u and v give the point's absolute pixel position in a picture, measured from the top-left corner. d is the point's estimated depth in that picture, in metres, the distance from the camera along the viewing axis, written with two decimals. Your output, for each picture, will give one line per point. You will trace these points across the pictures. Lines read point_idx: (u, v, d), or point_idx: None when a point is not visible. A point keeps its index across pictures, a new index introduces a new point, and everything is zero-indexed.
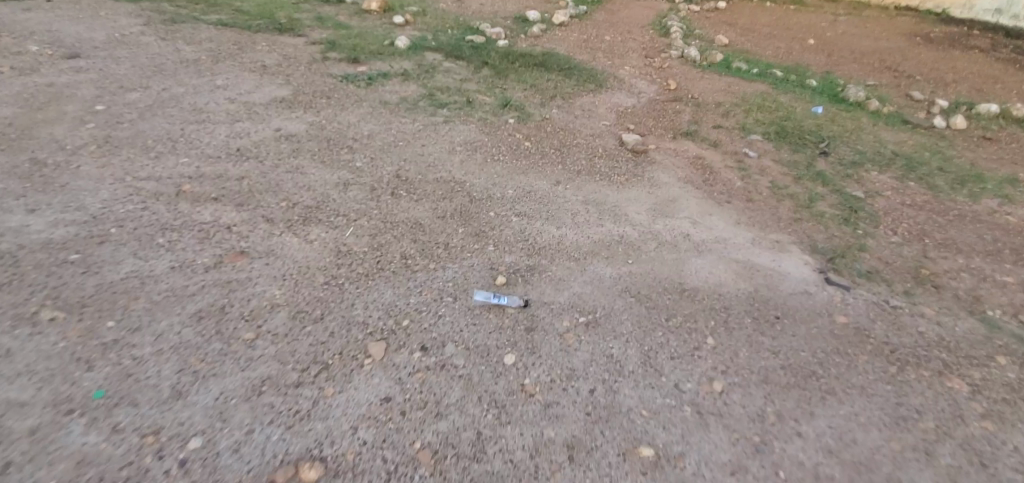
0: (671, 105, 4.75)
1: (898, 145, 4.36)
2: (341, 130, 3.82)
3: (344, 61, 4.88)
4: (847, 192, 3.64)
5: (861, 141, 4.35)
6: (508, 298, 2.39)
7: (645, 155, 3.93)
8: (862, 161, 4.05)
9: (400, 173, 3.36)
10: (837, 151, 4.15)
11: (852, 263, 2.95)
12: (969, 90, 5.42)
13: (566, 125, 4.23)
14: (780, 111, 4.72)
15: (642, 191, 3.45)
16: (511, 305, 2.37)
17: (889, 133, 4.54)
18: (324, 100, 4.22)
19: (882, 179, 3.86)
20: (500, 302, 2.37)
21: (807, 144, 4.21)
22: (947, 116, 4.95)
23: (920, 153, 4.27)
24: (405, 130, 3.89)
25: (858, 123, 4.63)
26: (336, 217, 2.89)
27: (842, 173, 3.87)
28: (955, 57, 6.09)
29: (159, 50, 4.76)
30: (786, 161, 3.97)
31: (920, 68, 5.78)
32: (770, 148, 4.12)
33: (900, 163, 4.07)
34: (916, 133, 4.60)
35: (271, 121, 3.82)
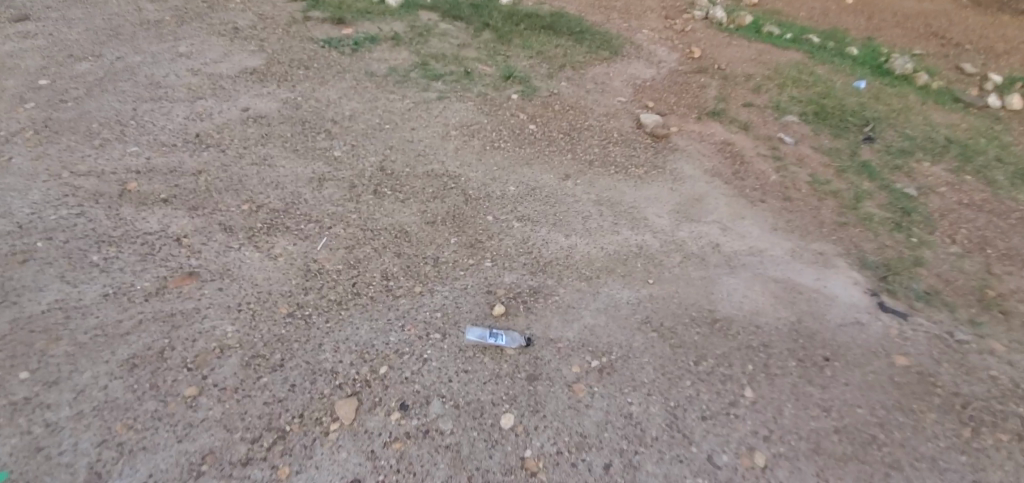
0: (695, 77, 4.20)
1: (952, 129, 3.84)
2: (319, 108, 3.32)
3: (326, 22, 4.30)
4: (898, 188, 3.17)
5: (910, 123, 3.83)
6: (508, 337, 2.01)
7: (666, 140, 3.43)
8: (912, 149, 3.55)
9: (384, 164, 2.90)
10: (884, 136, 3.65)
11: (909, 281, 2.52)
12: None
13: (576, 103, 3.71)
14: (819, 84, 4.16)
15: (663, 186, 3.00)
16: (510, 345, 1.99)
17: (941, 114, 4.01)
18: (301, 71, 3.69)
19: (935, 171, 3.38)
20: (498, 342, 1.99)
21: (849, 128, 3.70)
22: (1002, 93, 4.38)
23: (976, 139, 3.76)
24: (393, 109, 3.39)
25: (906, 101, 4.08)
26: (306, 222, 2.47)
27: (890, 164, 3.38)
28: (1010, 21, 5.41)
29: (117, 10, 4.19)
30: (827, 148, 3.48)
31: (970, 34, 5.15)
32: (809, 133, 3.62)
33: (954, 152, 3.57)
34: (969, 115, 4.07)
35: (238, 98, 3.32)
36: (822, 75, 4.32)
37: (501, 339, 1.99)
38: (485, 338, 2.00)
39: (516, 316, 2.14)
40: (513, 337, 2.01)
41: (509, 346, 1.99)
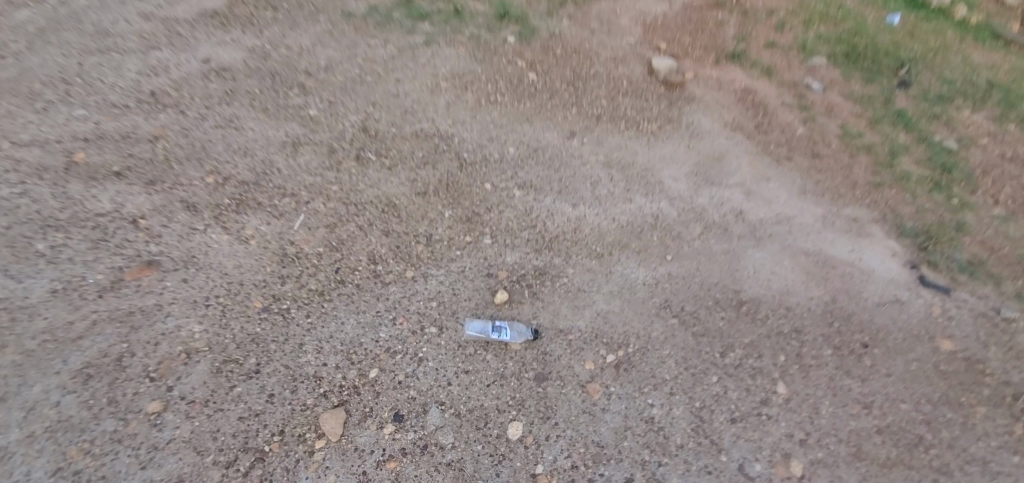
0: (710, 9, 3.66)
1: (994, 70, 3.47)
2: (289, 56, 2.91)
3: None
4: (937, 140, 2.86)
5: (948, 64, 3.45)
6: (514, 330, 1.78)
7: (682, 87, 3.06)
8: (951, 95, 3.20)
9: (366, 124, 2.56)
10: (921, 79, 3.28)
11: (950, 251, 2.29)
12: None
13: (579, 46, 3.26)
14: (849, 20, 3.70)
15: (678, 145, 2.68)
16: (516, 340, 1.77)
17: (982, 51, 3.61)
18: (268, 11, 3.22)
19: (976, 120, 3.06)
20: (502, 337, 1.76)
21: (881, 71, 3.33)
22: None
23: (1020, 80, 3.40)
24: (373, 55, 2.98)
25: (944, 38, 3.66)
26: (280, 197, 2.18)
27: (927, 113, 3.06)
28: None
29: None
30: (860, 95, 3.12)
31: None
32: (838, 78, 3.25)
33: (997, 98, 3.23)
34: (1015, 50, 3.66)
35: (197, 48, 2.91)
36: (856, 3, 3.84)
37: (506, 334, 1.76)
38: (487, 332, 1.77)
39: (520, 304, 1.90)
40: (519, 331, 1.78)
41: (514, 341, 1.77)
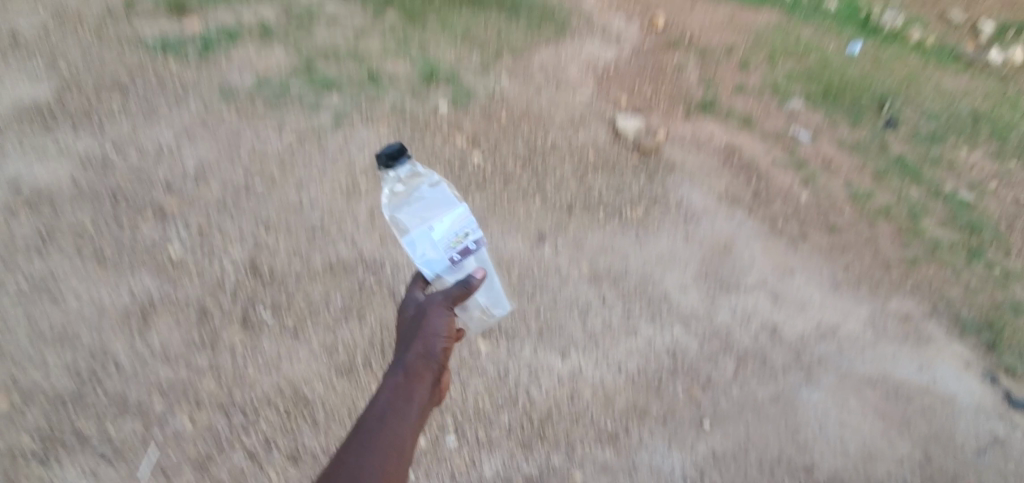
0: (666, 55, 2.99)
1: (971, 101, 2.82)
2: (143, 161, 2.07)
3: (156, 11, 2.99)
4: (951, 193, 2.26)
5: (922, 94, 2.81)
6: (421, 256, 1.08)
7: (658, 154, 2.36)
8: (941, 133, 2.57)
9: (257, 260, 1.80)
10: (905, 116, 2.64)
11: (1015, 342, 1.79)
12: None
13: (526, 109, 2.54)
14: (812, 53, 3.02)
15: (675, 236, 2.01)
16: (451, 218, 1.07)
17: (948, 78, 2.96)
18: (115, 99, 2.38)
19: (974, 163, 2.44)
20: (451, 260, 1.08)
21: (864, 110, 2.66)
22: (1004, 44, 3.30)
23: (1000, 106, 2.82)
24: (270, 123, 2.31)
25: (906, 64, 3.01)
26: (92, 424, 1.50)
27: (930, 139, 2.53)
28: None
29: None
30: (850, 109, 2.66)
31: None
32: (823, 124, 2.57)
33: (985, 133, 2.61)
34: (974, 77, 3.01)
35: (21, 173, 2.02)
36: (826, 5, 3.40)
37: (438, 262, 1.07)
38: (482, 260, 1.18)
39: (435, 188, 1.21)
40: (416, 238, 1.07)
41: (459, 213, 1.08)
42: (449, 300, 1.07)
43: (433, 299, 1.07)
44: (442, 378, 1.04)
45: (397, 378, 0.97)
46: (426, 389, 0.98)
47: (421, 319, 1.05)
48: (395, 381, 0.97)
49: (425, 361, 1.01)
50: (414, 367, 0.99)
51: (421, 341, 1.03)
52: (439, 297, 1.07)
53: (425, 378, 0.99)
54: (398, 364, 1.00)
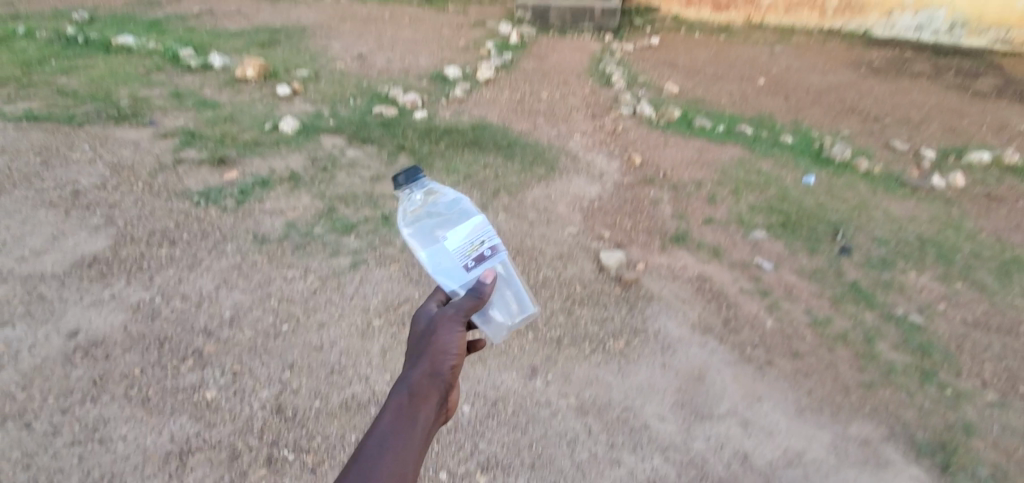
0: (643, 190, 3.40)
1: (917, 223, 3.13)
2: (184, 309, 2.37)
3: (202, 164, 3.47)
4: (902, 316, 2.49)
5: (873, 220, 3.15)
6: (441, 266, 1.31)
7: (637, 284, 2.65)
8: (892, 257, 2.87)
9: (282, 402, 2.05)
10: (857, 243, 2.96)
11: (966, 463, 1.97)
12: (944, 130, 4.18)
13: (521, 245, 2.87)
14: (772, 185, 3.43)
15: (654, 365, 2.26)
16: (467, 229, 1.29)
17: (896, 203, 3.31)
18: (164, 248, 2.72)
19: (924, 284, 2.69)
20: (467, 267, 1.28)
21: (821, 238, 3.00)
22: (943, 170, 3.67)
23: (945, 230, 3.07)
24: (297, 268, 2.64)
25: (857, 192, 3.40)
26: None
27: (881, 264, 2.81)
28: (904, 86, 4.97)
29: None
30: (808, 238, 2.99)
31: (881, 103, 4.58)
32: (784, 252, 2.90)
33: (932, 254, 2.88)
34: (919, 200, 3.35)
35: (79, 321, 2.31)
36: (783, 142, 3.91)
37: (453, 268, 1.28)
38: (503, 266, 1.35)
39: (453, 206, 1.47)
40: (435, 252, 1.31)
41: (473, 223, 1.30)
42: (460, 317, 1.26)
43: (447, 313, 1.26)
44: (446, 396, 1.19)
45: (406, 396, 1.14)
46: (430, 407, 1.14)
47: (432, 339, 1.23)
48: (404, 398, 1.13)
49: (432, 381, 1.18)
50: (421, 386, 1.16)
51: (430, 362, 1.20)
52: (452, 314, 1.25)
53: (431, 398, 1.15)
54: (409, 382, 1.17)
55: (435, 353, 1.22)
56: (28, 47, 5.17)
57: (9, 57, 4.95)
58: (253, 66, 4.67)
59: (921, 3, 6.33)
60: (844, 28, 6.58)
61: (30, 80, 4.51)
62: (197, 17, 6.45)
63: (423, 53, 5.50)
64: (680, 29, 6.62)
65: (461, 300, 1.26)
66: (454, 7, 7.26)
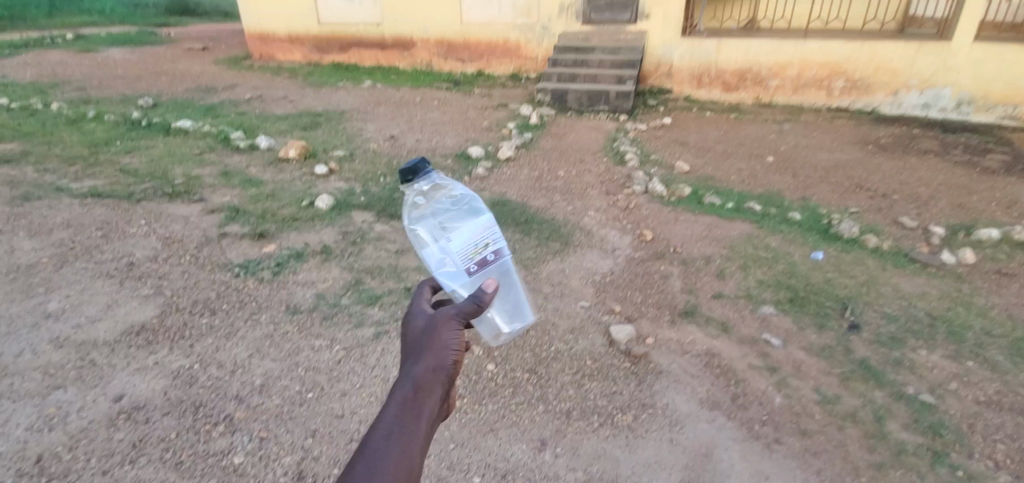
0: (653, 265, 3.54)
1: (926, 299, 3.17)
2: (219, 376, 2.55)
3: (244, 238, 3.77)
4: (913, 395, 2.50)
5: (882, 296, 3.20)
6: (442, 267, 1.21)
7: (646, 358, 2.74)
8: (902, 334, 2.89)
9: (303, 468, 2.16)
10: (866, 320, 3.01)
11: None
12: (953, 206, 4.27)
13: (534, 317, 3.00)
14: (780, 261, 3.53)
15: (661, 441, 2.31)
16: (473, 232, 1.19)
17: (905, 279, 3.37)
18: (204, 317, 2.94)
19: (935, 362, 2.70)
20: (468, 271, 1.19)
21: (829, 314, 3.05)
22: (954, 246, 3.73)
23: (956, 307, 3.10)
24: (323, 338, 2.82)
25: (866, 268, 3.47)
26: None
27: (891, 341, 2.84)
28: (912, 163, 5.12)
29: None
30: (816, 314, 3.05)
31: (889, 180, 4.72)
32: (792, 328, 2.96)
33: (943, 331, 2.90)
34: (929, 276, 3.40)
35: (127, 386, 2.47)
36: (791, 218, 4.04)
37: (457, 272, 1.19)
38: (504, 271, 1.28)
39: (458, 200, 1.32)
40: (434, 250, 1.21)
41: (478, 223, 1.20)
42: (464, 315, 1.17)
43: (450, 309, 1.17)
44: (446, 390, 1.15)
45: (409, 394, 1.08)
46: (433, 403, 1.10)
47: (433, 336, 1.16)
48: (407, 396, 1.08)
49: (435, 378, 1.12)
50: (423, 382, 1.11)
51: (432, 358, 1.14)
52: (453, 311, 1.17)
53: (433, 393, 1.11)
54: (411, 379, 1.11)
55: (436, 350, 1.15)
56: (97, 130, 5.75)
57: (80, 137, 5.50)
58: (295, 147, 5.13)
59: (927, 81, 6.52)
60: (851, 107, 6.89)
61: (97, 159, 5.00)
62: (247, 103, 7.11)
63: (449, 134, 5.94)
64: (691, 110, 7.01)
65: (462, 302, 1.16)
66: (479, 91, 7.85)
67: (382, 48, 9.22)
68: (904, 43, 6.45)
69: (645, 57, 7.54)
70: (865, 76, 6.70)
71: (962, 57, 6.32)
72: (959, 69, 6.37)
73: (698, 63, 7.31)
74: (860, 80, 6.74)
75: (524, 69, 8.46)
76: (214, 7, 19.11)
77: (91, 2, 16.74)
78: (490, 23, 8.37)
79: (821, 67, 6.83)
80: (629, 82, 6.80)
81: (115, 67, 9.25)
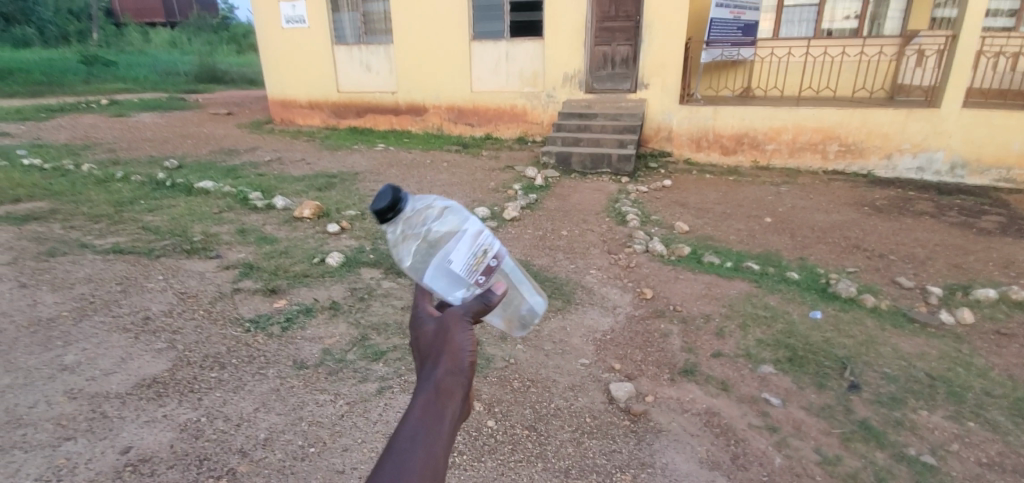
0: (653, 323, 3.61)
1: (926, 359, 3.19)
2: (224, 429, 2.60)
3: (256, 293, 3.90)
4: (915, 457, 2.48)
5: (882, 355, 3.22)
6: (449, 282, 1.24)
7: (645, 416, 2.76)
8: (902, 394, 2.90)
9: None
10: (866, 380, 3.02)
11: None
12: (950, 266, 4.34)
13: (536, 374, 3.05)
14: (779, 320, 3.58)
15: None
16: (466, 244, 1.22)
17: (904, 339, 3.40)
18: (213, 371, 3.02)
19: (936, 423, 2.70)
20: (475, 283, 1.23)
21: (829, 374, 3.07)
22: (952, 305, 3.78)
23: (955, 367, 3.11)
24: (328, 393, 2.89)
25: (865, 327, 3.51)
26: None
27: (891, 402, 2.84)
28: (908, 224, 5.24)
29: (9, 306, 3.59)
30: (815, 374, 3.07)
31: (885, 241, 4.82)
32: (792, 387, 2.98)
33: (943, 392, 2.91)
34: (928, 335, 3.43)
35: (134, 438, 2.52)
36: (789, 277, 4.12)
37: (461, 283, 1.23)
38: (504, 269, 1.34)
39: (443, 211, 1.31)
40: (435, 272, 1.24)
41: (472, 235, 1.23)
42: (474, 312, 1.16)
43: (461, 308, 1.15)
44: (469, 392, 1.11)
45: (430, 396, 1.04)
46: (456, 406, 1.06)
47: (448, 337, 1.12)
48: (427, 398, 1.04)
49: (455, 378, 1.08)
50: (444, 385, 1.06)
51: (450, 358, 1.09)
52: (463, 310, 1.14)
53: (456, 394, 1.07)
54: (431, 381, 1.06)
55: (453, 349, 1.10)
56: (123, 189, 6.06)
57: (107, 196, 5.80)
58: (310, 206, 5.37)
59: (919, 145, 6.75)
60: (847, 170, 7.10)
61: (121, 217, 5.25)
62: (266, 164, 7.48)
63: (457, 194, 6.20)
64: (690, 172, 7.26)
65: (467, 301, 1.15)
66: (486, 153, 8.21)
67: (396, 113, 9.74)
68: (893, 110, 6.74)
69: (646, 122, 7.98)
70: (858, 140, 6.96)
71: (950, 123, 6.56)
72: (949, 134, 6.60)
73: (696, 128, 7.64)
74: (853, 144, 6.99)
75: (530, 133, 8.87)
76: (240, 74, 20.34)
77: (127, 71, 17.92)
78: (498, 91, 8.87)
79: (815, 132, 7.11)
80: (630, 146, 7.09)
81: (144, 130, 9.81)
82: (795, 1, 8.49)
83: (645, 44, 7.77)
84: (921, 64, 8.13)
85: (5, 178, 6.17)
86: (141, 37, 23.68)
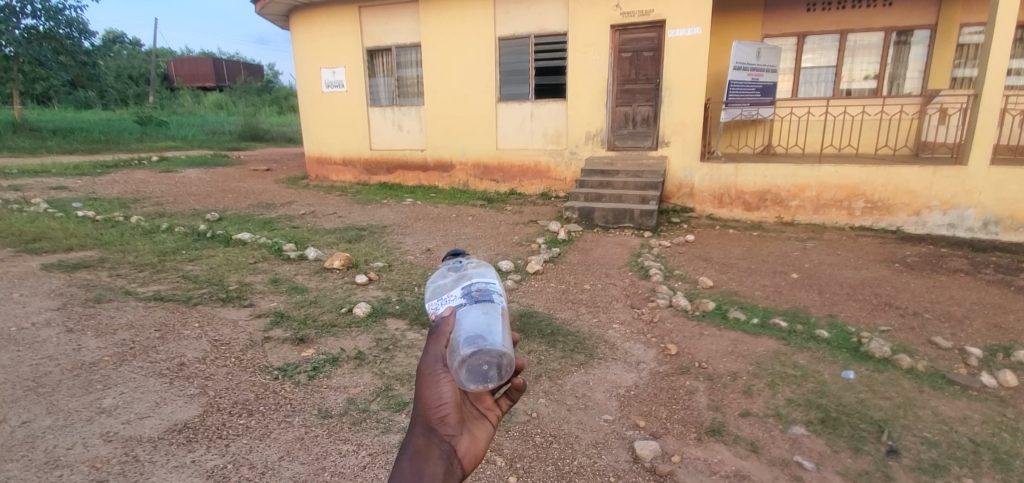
0: (679, 379, 3.56)
1: (969, 424, 3.05)
2: (249, 477, 2.63)
3: (285, 342, 4.00)
4: None
5: (922, 418, 3.09)
6: (489, 283, 1.50)
7: (671, 477, 2.68)
8: (946, 461, 2.76)
9: None
10: (905, 444, 2.88)
11: None
12: (990, 325, 4.19)
13: (559, 429, 3.02)
14: (810, 380, 3.48)
15: None
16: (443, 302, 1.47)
17: (946, 402, 3.25)
18: (241, 418, 3.08)
19: None
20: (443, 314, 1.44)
21: (865, 437, 2.95)
22: (994, 367, 3.63)
23: (1001, 433, 2.96)
24: (351, 443, 2.91)
25: (901, 388, 3.38)
26: None
27: (934, 468, 2.70)
28: (942, 282, 5.11)
29: (55, 349, 3.76)
30: (851, 437, 2.96)
31: (920, 299, 4.70)
32: (825, 450, 2.86)
33: (990, 460, 2.76)
34: (970, 399, 3.29)
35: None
36: (818, 335, 4.04)
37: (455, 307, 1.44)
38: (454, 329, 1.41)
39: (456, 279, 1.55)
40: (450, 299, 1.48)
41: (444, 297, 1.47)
42: (440, 369, 1.38)
43: (430, 365, 1.38)
44: (447, 448, 1.33)
45: (409, 459, 1.28)
46: (435, 460, 1.29)
47: (420, 401, 1.37)
48: (407, 461, 1.27)
49: (428, 439, 1.32)
50: (424, 445, 1.31)
51: (424, 423, 1.34)
52: (432, 368, 1.38)
53: (432, 453, 1.30)
54: (411, 446, 1.31)
55: (427, 411, 1.36)
56: (167, 239, 6.40)
57: (152, 246, 6.12)
58: (340, 257, 5.56)
59: (949, 203, 6.67)
60: (875, 226, 7.02)
61: (163, 265, 5.53)
62: (300, 217, 7.83)
63: (482, 247, 6.35)
64: (713, 227, 7.29)
65: (431, 356, 1.39)
66: (510, 208, 8.40)
67: (425, 169, 10.14)
68: (918, 168, 6.72)
69: (667, 179, 8.14)
70: (884, 197, 6.91)
71: (980, 181, 6.49)
72: (979, 191, 6.52)
73: (718, 185, 7.73)
74: (879, 201, 6.94)
75: (554, 189, 9.08)
76: (281, 133, 21.58)
77: (177, 130, 19.24)
78: (522, 148, 9.20)
79: (839, 189, 7.10)
80: (651, 202, 7.20)
81: (188, 184, 10.41)
82: (813, 63, 8.71)
83: (666, 104, 8.05)
84: (944, 121, 8.18)
85: (60, 228, 6.59)
86: (192, 99, 25.48)
